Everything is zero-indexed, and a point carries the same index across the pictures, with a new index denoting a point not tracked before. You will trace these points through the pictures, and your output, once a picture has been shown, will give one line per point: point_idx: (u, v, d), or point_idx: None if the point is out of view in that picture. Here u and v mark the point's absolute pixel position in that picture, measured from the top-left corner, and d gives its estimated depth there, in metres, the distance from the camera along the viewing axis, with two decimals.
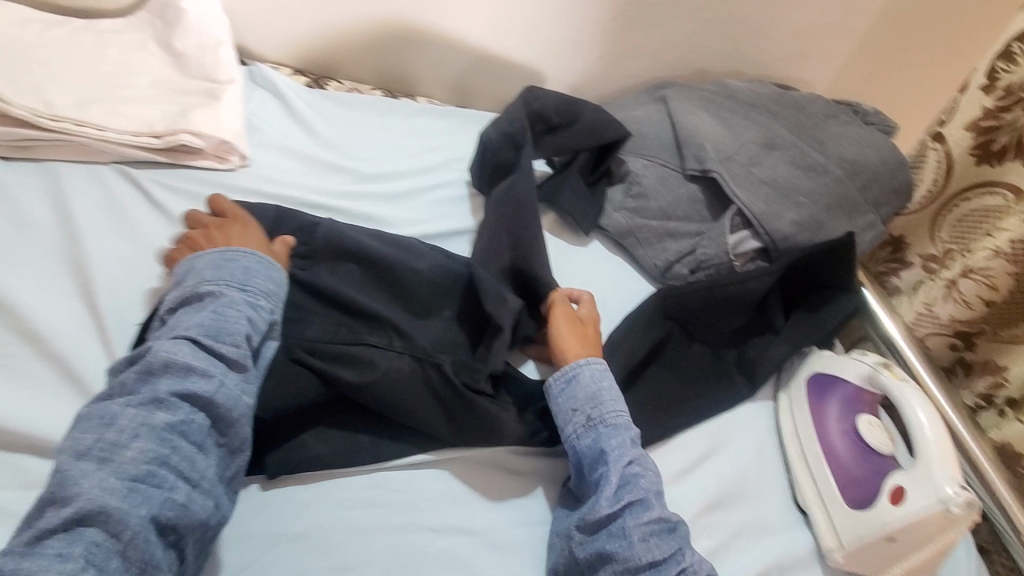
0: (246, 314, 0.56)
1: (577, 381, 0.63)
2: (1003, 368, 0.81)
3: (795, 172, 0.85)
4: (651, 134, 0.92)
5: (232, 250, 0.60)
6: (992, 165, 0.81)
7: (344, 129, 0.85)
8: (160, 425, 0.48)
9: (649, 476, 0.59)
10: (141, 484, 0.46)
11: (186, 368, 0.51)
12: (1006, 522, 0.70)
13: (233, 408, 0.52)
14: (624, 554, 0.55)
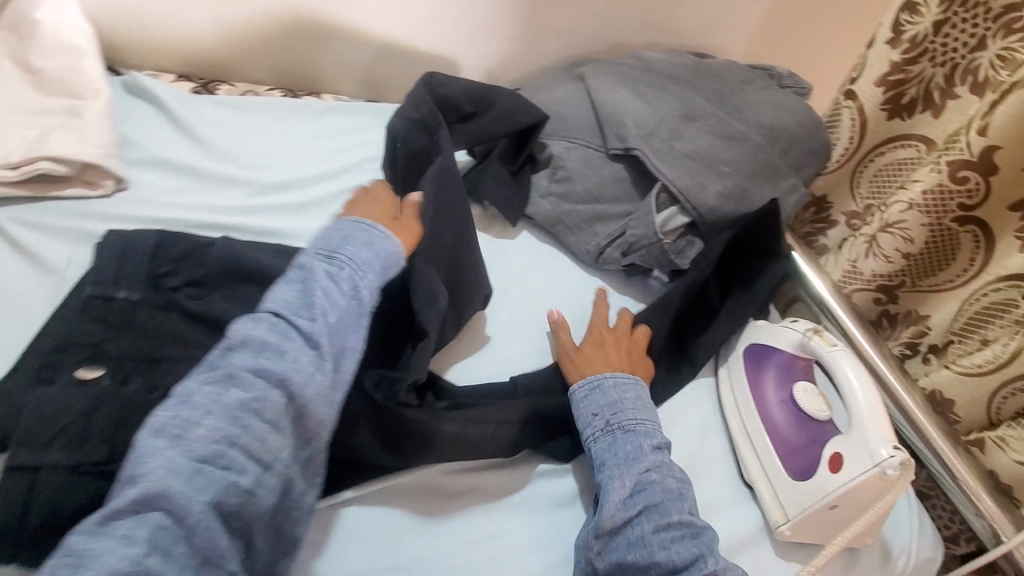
0: (332, 291, 0.56)
1: (600, 388, 0.64)
2: (925, 317, 0.80)
3: (716, 142, 0.83)
4: (572, 114, 0.89)
5: (368, 225, 0.63)
6: (903, 118, 0.82)
7: (237, 136, 0.78)
8: (233, 404, 0.48)
9: (670, 483, 0.58)
10: (208, 467, 0.46)
11: (263, 344, 0.51)
12: (942, 469, 0.70)
13: (308, 391, 0.51)
14: (644, 562, 0.54)
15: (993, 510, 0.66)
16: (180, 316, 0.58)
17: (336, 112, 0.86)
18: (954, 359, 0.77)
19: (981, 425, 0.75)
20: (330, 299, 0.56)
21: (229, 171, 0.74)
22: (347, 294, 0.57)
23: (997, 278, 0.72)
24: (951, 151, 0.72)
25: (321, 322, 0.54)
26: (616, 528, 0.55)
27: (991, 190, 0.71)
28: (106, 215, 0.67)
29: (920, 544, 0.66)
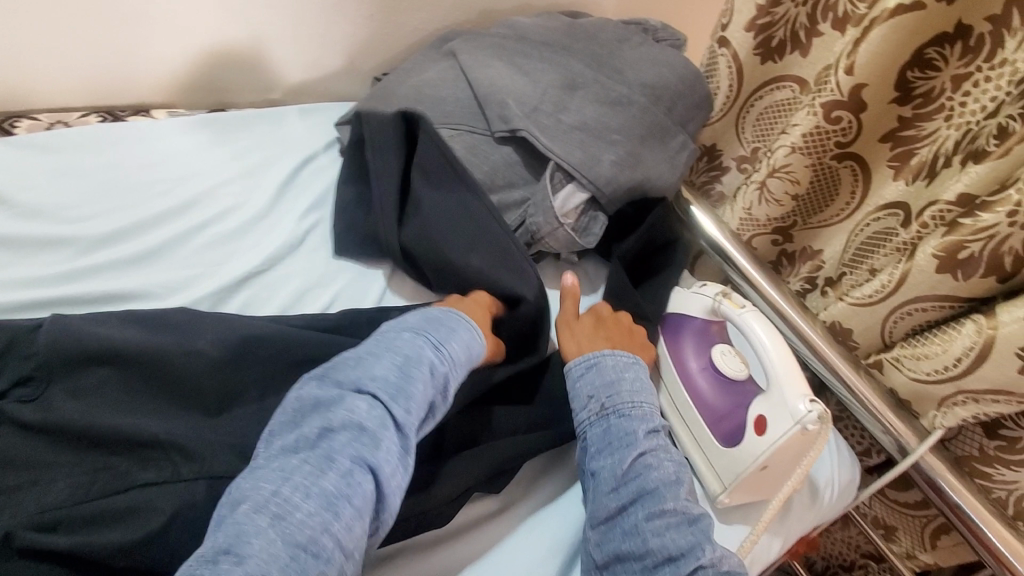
0: (428, 374, 0.54)
1: (595, 369, 0.61)
2: (819, 252, 0.84)
3: (602, 110, 0.80)
4: (449, 97, 0.82)
5: (456, 312, 0.60)
6: (775, 60, 0.82)
7: (52, 185, 0.68)
8: (329, 489, 0.45)
9: (668, 468, 0.56)
10: (301, 554, 0.42)
11: (361, 427, 0.49)
12: (848, 393, 0.73)
13: (393, 482, 0.49)
14: (639, 551, 0.51)
15: (900, 427, 0.70)
16: (11, 433, 0.48)
17: (174, 133, 0.77)
18: (847, 289, 0.79)
19: (878, 348, 0.76)
20: (425, 386, 0.53)
21: (55, 232, 0.64)
22: (437, 377, 0.55)
23: (877, 208, 0.75)
24: (823, 92, 0.72)
25: (415, 414, 0.51)
26: (612, 513, 0.54)
27: (862, 125, 0.73)
28: None
29: (840, 470, 0.69)
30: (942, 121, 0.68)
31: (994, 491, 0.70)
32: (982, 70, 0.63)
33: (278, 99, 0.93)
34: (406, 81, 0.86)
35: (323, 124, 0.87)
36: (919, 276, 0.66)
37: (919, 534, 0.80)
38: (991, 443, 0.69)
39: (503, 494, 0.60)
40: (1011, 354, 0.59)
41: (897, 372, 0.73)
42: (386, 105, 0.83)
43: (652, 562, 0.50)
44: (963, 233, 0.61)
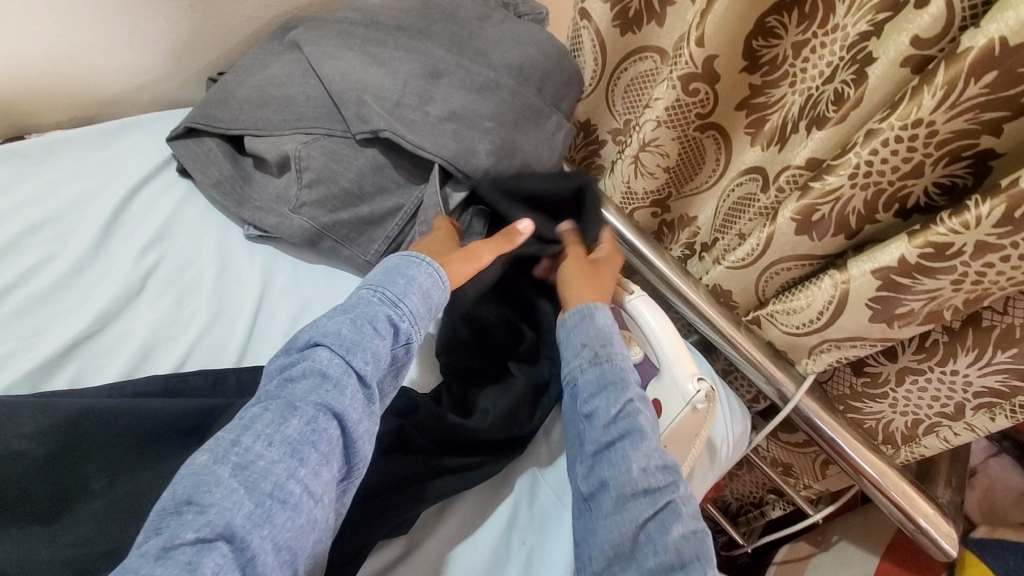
0: (383, 323, 0.53)
1: (592, 318, 0.62)
2: (695, 218, 0.89)
3: (470, 97, 0.75)
4: (300, 97, 0.74)
5: (412, 255, 0.59)
6: (636, 31, 0.80)
7: None
8: (293, 436, 0.44)
9: (652, 413, 0.58)
10: (268, 502, 0.42)
11: (323, 375, 0.48)
12: (733, 350, 0.78)
13: (360, 428, 0.48)
14: (624, 479, 0.53)
15: (778, 376, 0.76)
16: None
17: None
18: (721, 252, 0.83)
19: (755, 305, 0.81)
20: (383, 339, 0.52)
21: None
22: (397, 327, 0.54)
23: (739, 173, 0.79)
24: (679, 64, 0.71)
25: (376, 361, 0.51)
26: (602, 444, 0.56)
27: (718, 96, 0.74)
28: None
29: (733, 427, 0.73)
30: (788, 88, 0.71)
31: (866, 422, 0.79)
32: (818, 37, 0.66)
33: (94, 113, 0.79)
34: (247, 79, 0.76)
35: (152, 140, 0.75)
36: (782, 239, 0.70)
37: (812, 468, 0.88)
38: (858, 379, 0.76)
39: (408, 534, 0.57)
40: (862, 304, 0.65)
41: (772, 327, 0.77)
42: (225, 111, 0.73)
43: (631, 490, 0.52)
44: (814, 196, 0.64)
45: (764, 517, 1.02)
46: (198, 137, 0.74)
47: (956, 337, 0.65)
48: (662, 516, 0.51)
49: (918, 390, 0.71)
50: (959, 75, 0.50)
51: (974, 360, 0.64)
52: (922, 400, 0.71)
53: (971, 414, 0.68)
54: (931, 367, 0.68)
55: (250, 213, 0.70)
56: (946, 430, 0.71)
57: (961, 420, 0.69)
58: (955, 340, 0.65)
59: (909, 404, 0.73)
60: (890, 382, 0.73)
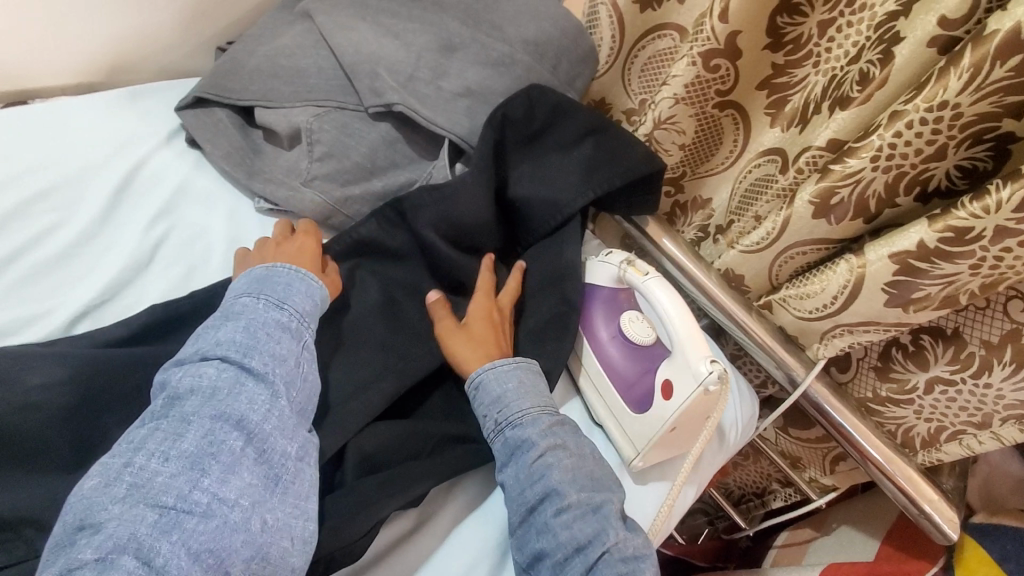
0: (274, 327, 0.52)
1: (482, 387, 0.59)
2: (709, 201, 0.88)
3: (485, 72, 0.74)
4: (311, 69, 0.73)
5: (277, 267, 0.57)
6: (654, 8, 0.80)
7: None
8: (189, 450, 0.44)
9: (569, 463, 0.55)
10: (172, 510, 0.41)
11: (212, 389, 0.47)
12: (742, 332, 0.78)
13: (265, 427, 0.47)
14: (552, 547, 0.51)
15: (789, 361, 0.76)
16: None
17: None
18: (736, 236, 0.82)
19: (768, 290, 0.81)
20: (274, 342, 0.51)
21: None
22: (285, 328, 0.53)
23: (758, 154, 0.78)
24: (699, 40, 0.71)
25: (273, 363, 0.50)
26: (524, 514, 0.54)
27: (739, 72, 0.74)
28: None
29: (742, 409, 0.73)
30: (811, 68, 0.70)
31: (886, 425, 0.78)
32: (844, 16, 0.65)
33: (98, 83, 0.78)
34: (256, 49, 0.74)
35: (164, 110, 0.74)
36: (799, 223, 0.69)
37: (821, 461, 0.86)
38: (882, 384, 0.75)
39: (420, 508, 0.58)
40: (878, 289, 0.64)
41: (784, 311, 0.77)
42: (236, 82, 0.71)
43: (563, 556, 0.51)
44: (834, 178, 0.63)
45: (766, 506, 1.01)
46: (208, 107, 0.73)
47: (992, 351, 0.65)
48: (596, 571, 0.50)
49: (946, 400, 0.70)
50: (985, 57, 0.50)
51: (1008, 374, 0.64)
52: (951, 410, 0.70)
53: (1000, 424, 0.67)
54: (964, 379, 0.68)
55: (261, 185, 0.69)
56: (971, 438, 0.70)
57: (988, 429, 0.68)
58: (991, 352, 0.65)
59: (935, 412, 0.72)
60: (918, 390, 0.72)
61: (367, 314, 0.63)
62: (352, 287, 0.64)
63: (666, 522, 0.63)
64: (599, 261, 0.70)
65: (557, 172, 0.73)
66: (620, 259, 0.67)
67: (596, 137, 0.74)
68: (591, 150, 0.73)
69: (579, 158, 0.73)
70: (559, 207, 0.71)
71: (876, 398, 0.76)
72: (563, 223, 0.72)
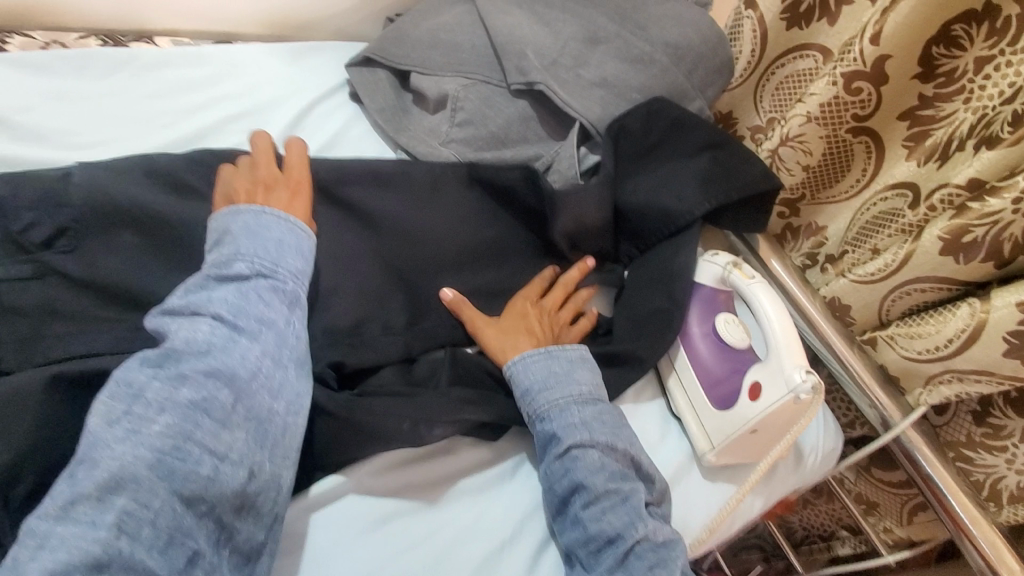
0: (267, 288, 0.53)
1: (512, 379, 0.60)
2: (823, 228, 0.84)
3: (623, 67, 0.78)
4: (466, 45, 0.80)
5: (265, 213, 0.57)
6: (801, 26, 0.80)
7: (48, 104, 0.66)
8: (185, 401, 0.45)
9: (595, 456, 0.55)
10: (169, 458, 0.43)
11: (204, 347, 0.48)
12: (841, 368, 0.76)
13: (254, 383, 0.49)
14: (583, 537, 0.54)
15: (885, 402, 0.73)
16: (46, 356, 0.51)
17: (183, 59, 0.75)
18: (847, 267, 0.80)
19: (874, 325, 0.77)
20: (265, 304, 0.52)
21: (40, 153, 0.62)
22: (279, 287, 0.54)
23: (886, 186, 0.74)
24: (845, 60, 0.71)
25: (263, 324, 0.51)
26: (558, 505, 0.56)
27: (882, 98, 0.72)
28: None
29: (825, 439, 0.71)
30: (962, 103, 0.67)
31: (973, 475, 0.73)
32: (1004, 54, 0.62)
33: (283, 36, 0.89)
34: (421, 22, 0.82)
35: (335, 65, 0.84)
36: (921, 258, 0.67)
37: (897, 510, 0.83)
38: (977, 429, 0.71)
39: (499, 443, 0.62)
40: (999, 337, 0.62)
41: (889, 350, 0.74)
42: (400, 48, 0.80)
43: (594, 546, 0.53)
44: (969, 217, 0.63)
45: (829, 552, 0.96)
46: (372, 67, 0.82)
47: None
48: (627, 561, 0.52)
49: None
50: None
51: None
52: None
53: None
54: None
55: (406, 140, 0.77)
56: None
57: None
58: None
59: None
60: (1014, 437, 0.68)
61: (477, 267, 0.69)
62: None
63: (726, 522, 0.63)
64: (710, 264, 0.70)
65: (672, 178, 0.73)
66: (723, 261, 0.68)
67: (716, 151, 0.74)
68: (712, 166, 0.73)
69: (705, 170, 0.73)
70: (676, 217, 0.71)
71: (970, 442, 0.72)
72: (678, 232, 0.71)
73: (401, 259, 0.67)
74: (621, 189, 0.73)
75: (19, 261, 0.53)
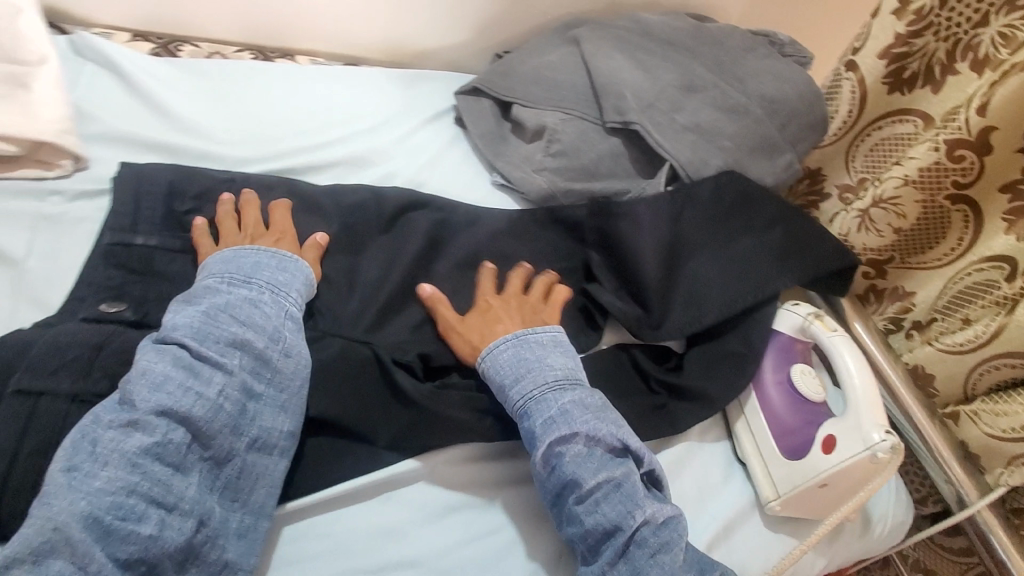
0: (237, 313, 0.54)
1: (487, 377, 0.60)
2: (912, 294, 0.80)
3: (717, 115, 0.81)
4: (567, 83, 0.85)
5: (244, 247, 0.59)
6: (903, 92, 0.81)
7: (196, 100, 0.74)
8: (133, 450, 0.45)
9: (580, 448, 0.55)
10: (112, 518, 0.43)
11: (165, 378, 0.48)
12: (918, 440, 0.75)
13: (213, 425, 0.49)
14: (581, 532, 0.53)
15: (963, 478, 0.71)
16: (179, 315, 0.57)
17: (315, 74, 0.84)
18: (936, 336, 0.77)
19: (958, 398, 0.75)
20: (236, 327, 0.53)
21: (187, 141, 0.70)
22: (255, 309, 0.55)
23: (982, 258, 0.72)
24: (948, 128, 0.72)
25: (228, 351, 0.51)
26: (552, 500, 0.56)
27: (984, 169, 0.71)
28: (54, 191, 0.61)
29: (896, 511, 0.69)
30: None
31: None
32: None
33: (399, 61, 0.97)
34: (527, 59, 0.89)
35: (444, 91, 0.92)
36: (1016, 334, 0.67)
37: None
38: None
39: None
40: None
41: (972, 426, 0.72)
42: (507, 82, 0.86)
43: (593, 539, 0.53)
44: None
45: None
46: (478, 96, 0.89)
47: None
48: (626, 551, 0.52)
49: None
50: None
51: None
52: None
53: None
54: None
55: (502, 165, 0.82)
56: None
57: None
58: None
59: None
60: None
61: (555, 288, 0.73)
62: (550, 259, 0.75)
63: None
64: (790, 326, 0.69)
65: (741, 252, 0.73)
66: (803, 311, 0.69)
67: (787, 226, 0.75)
68: (786, 242, 0.74)
69: (778, 246, 0.73)
70: (751, 287, 0.70)
71: None
72: (753, 304, 0.70)
73: (489, 271, 0.71)
74: (695, 250, 0.73)
75: (172, 234, 0.61)
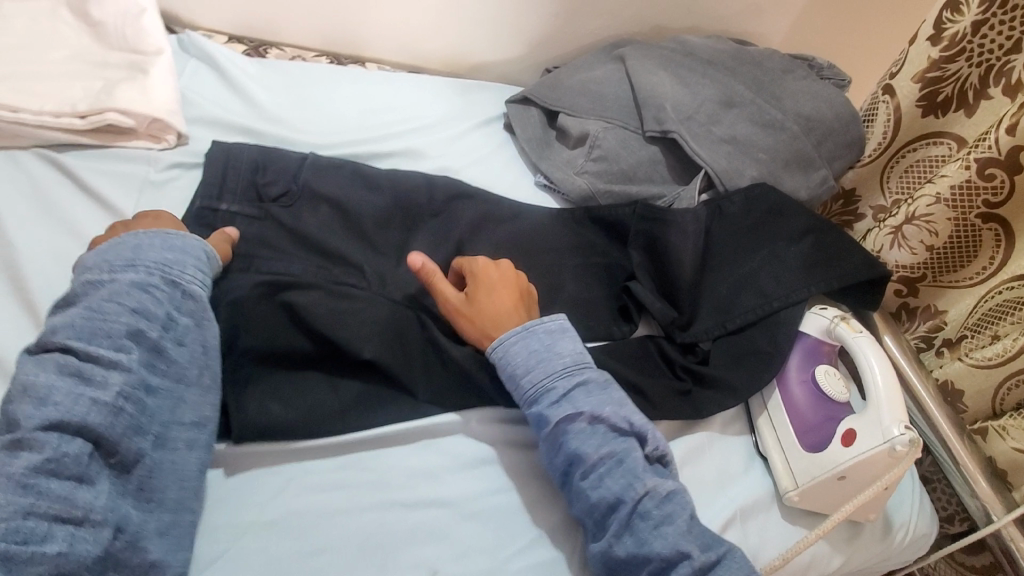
0: (124, 302, 0.52)
1: (488, 365, 0.62)
2: (943, 312, 0.83)
3: (753, 129, 0.85)
4: (611, 95, 0.91)
5: (122, 233, 0.57)
6: (937, 115, 0.84)
7: (279, 94, 0.84)
8: (22, 470, 0.43)
9: (583, 427, 0.58)
10: (13, 544, 0.41)
11: (45, 395, 0.46)
12: (946, 453, 0.75)
13: (115, 425, 0.47)
14: (587, 506, 0.56)
15: (986, 492, 0.72)
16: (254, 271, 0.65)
17: (381, 78, 0.93)
18: (966, 352, 0.80)
19: (986, 415, 0.79)
20: (124, 317, 0.51)
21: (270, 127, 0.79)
22: (143, 294, 0.53)
23: (1012, 278, 0.75)
24: (979, 147, 0.73)
25: (118, 345, 0.50)
26: (560, 479, 0.58)
27: (1015, 188, 0.73)
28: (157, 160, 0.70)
29: (919, 518, 0.69)
30: None
31: None
32: None
33: (457, 72, 1.06)
34: (574, 74, 0.96)
35: (497, 99, 0.99)
36: None
37: None
38: None
39: None
40: None
41: (1000, 441, 0.76)
42: (555, 92, 0.93)
43: (599, 514, 0.55)
44: None
45: None
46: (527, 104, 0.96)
47: None
48: (632, 522, 0.54)
49: None
50: None
51: None
52: None
53: None
54: None
55: (546, 166, 0.88)
56: None
57: None
58: None
59: None
60: None
61: (591, 278, 0.77)
62: (587, 252, 0.80)
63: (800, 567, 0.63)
64: (820, 329, 0.71)
65: (772, 261, 0.75)
66: (829, 317, 0.71)
67: (816, 236, 0.77)
68: (815, 251, 0.76)
69: (809, 253, 0.75)
70: (779, 290, 0.73)
71: None
72: (779, 308, 0.72)
73: (529, 258, 0.77)
74: (725, 254, 0.77)
75: (253, 203, 0.68)
